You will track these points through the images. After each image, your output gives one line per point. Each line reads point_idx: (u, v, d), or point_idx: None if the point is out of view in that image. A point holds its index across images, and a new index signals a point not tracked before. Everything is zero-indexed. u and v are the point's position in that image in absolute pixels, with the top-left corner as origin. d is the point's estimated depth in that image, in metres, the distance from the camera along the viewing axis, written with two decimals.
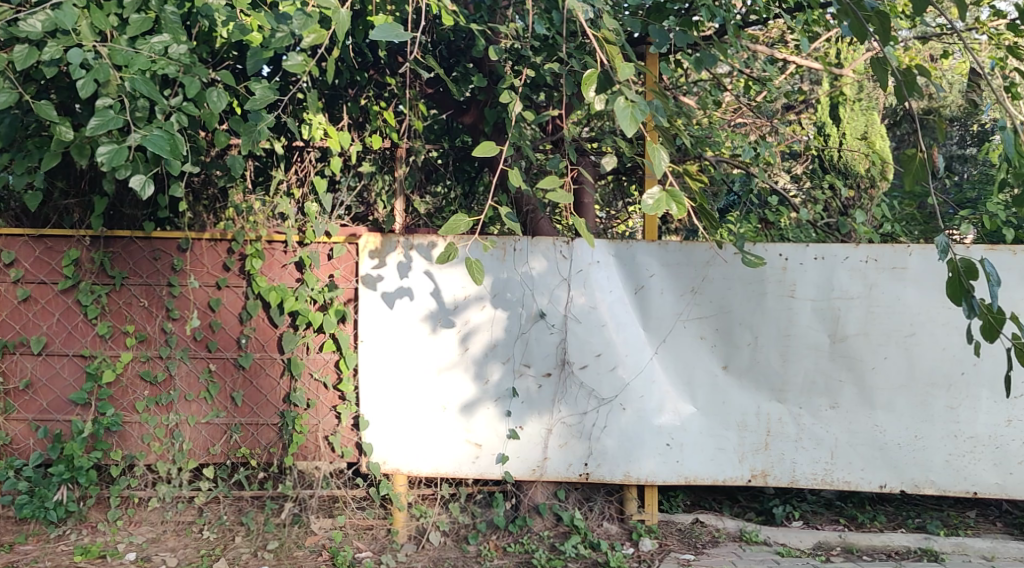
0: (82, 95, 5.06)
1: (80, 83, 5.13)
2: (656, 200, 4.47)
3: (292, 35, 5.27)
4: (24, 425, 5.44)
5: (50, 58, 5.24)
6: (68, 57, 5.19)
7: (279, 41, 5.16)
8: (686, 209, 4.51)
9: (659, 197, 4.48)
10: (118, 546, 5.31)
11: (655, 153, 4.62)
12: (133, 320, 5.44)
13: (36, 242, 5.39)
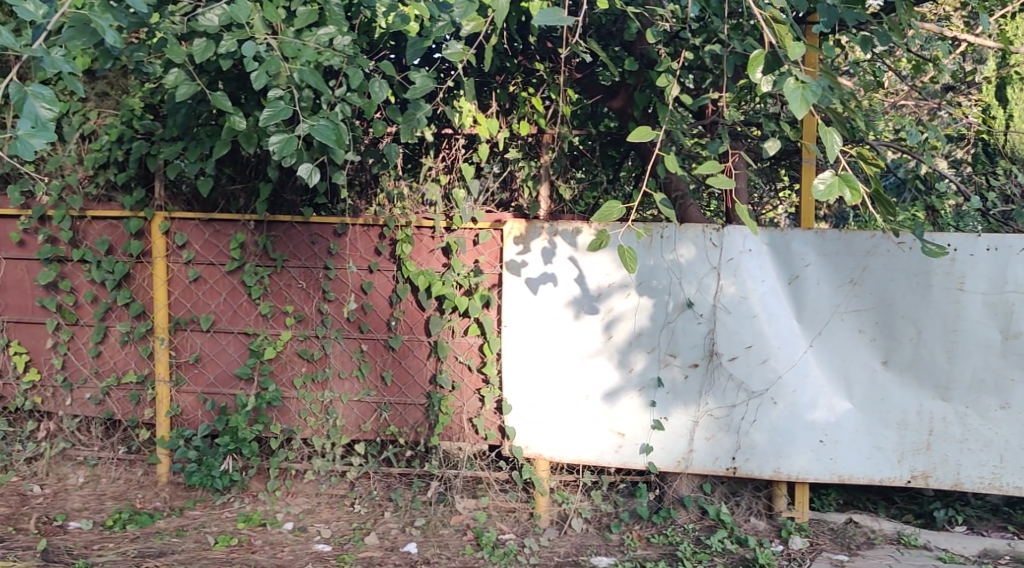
0: (256, 88, 5.32)
1: (254, 75, 5.37)
2: (828, 185, 4.27)
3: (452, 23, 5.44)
4: (194, 397, 5.78)
5: (226, 51, 5.49)
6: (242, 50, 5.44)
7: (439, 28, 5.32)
8: (861, 195, 4.29)
9: (832, 182, 4.29)
10: (277, 515, 5.64)
11: (827, 137, 4.44)
12: (293, 300, 5.71)
13: (205, 225, 5.71)
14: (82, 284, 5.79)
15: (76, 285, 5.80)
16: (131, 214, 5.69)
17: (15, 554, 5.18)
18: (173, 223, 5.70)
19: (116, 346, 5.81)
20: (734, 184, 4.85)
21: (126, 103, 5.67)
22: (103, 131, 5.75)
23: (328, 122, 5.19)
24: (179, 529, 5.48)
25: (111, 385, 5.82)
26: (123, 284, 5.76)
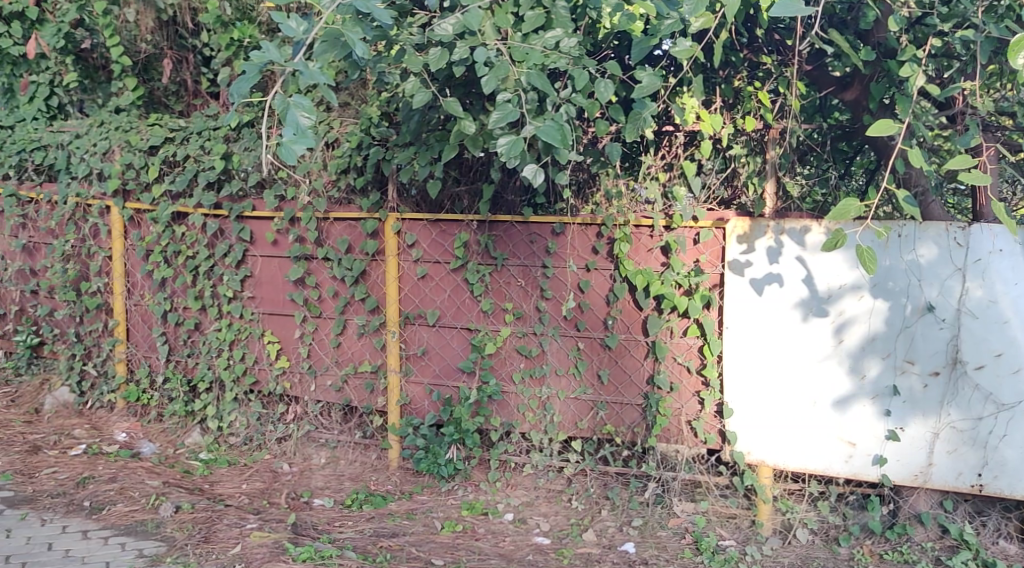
0: (486, 92, 5.43)
1: (484, 80, 5.50)
2: None
3: (682, 20, 5.32)
4: (421, 388, 6.10)
5: (460, 58, 5.60)
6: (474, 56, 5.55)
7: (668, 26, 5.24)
8: None
9: None
10: (498, 505, 5.84)
11: None
12: (512, 298, 5.88)
13: (432, 226, 6.01)
14: (325, 280, 6.25)
15: (320, 281, 6.26)
16: (368, 215, 6.07)
17: (270, 525, 5.63)
18: (404, 223, 6.04)
19: (353, 337, 6.23)
20: (986, 181, 4.61)
21: (366, 112, 6.13)
22: (344, 140, 6.26)
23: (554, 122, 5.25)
24: (409, 512, 5.80)
25: (349, 373, 6.24)
26: (360, 280, 6.17)
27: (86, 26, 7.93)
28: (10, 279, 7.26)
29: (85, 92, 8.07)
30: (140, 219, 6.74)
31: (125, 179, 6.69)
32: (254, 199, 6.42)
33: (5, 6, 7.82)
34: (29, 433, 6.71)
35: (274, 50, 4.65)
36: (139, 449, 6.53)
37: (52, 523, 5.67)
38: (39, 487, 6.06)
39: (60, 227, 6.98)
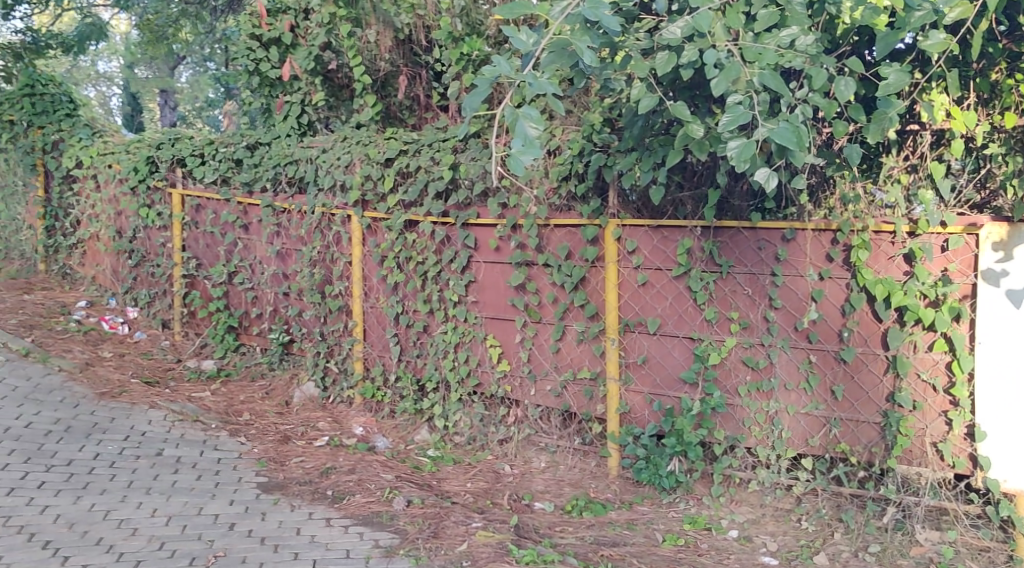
0: (715, 95, 5.17)
1: (713, 82, 5.18)
2: None
3: (935, 11, 4.84)
4: (641, 397, 6.03)
5: (689, 62, 5.37)
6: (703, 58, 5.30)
7: (919, 20, 4.82)
8: None
9: None
10: (722, 521, 5.67)
11: None
12: (738, 307, 5.69)
13: (654, 231, 5.90)
14: (545, 286, 6.33)
15: (540, 286, 6.35)
16: (588, 222, 6.07)
17: (494, 525, 5.74)
18: (625, 229, 5.98)
19: (572, 344, 6.26)
20: None
21: (589, 119, 6.15)
22: (566, 147, 6.28)
23: (787, 123, 4.95)
24: (629, 522, 5.74)
25: (568, 380, 6.27)
26: (580, 286, 6.18)
27: (333, 48, 8.52)
28: (266, 283, 7.91)
29: (330, 109, 8.78)
30: (376, 227, 7.13)
31: (364, 190, 7.14)
32: (478, 207, 6.62)
33: (264, 32, 8.56)
34: (280, 423, 7.32)
35: (503, 63, 4.68)
36: (374, 443, 6.93)
37: (300, 509, 6.05)
38: (288, 474, 6.52)
39: (309, 235, 7.57)
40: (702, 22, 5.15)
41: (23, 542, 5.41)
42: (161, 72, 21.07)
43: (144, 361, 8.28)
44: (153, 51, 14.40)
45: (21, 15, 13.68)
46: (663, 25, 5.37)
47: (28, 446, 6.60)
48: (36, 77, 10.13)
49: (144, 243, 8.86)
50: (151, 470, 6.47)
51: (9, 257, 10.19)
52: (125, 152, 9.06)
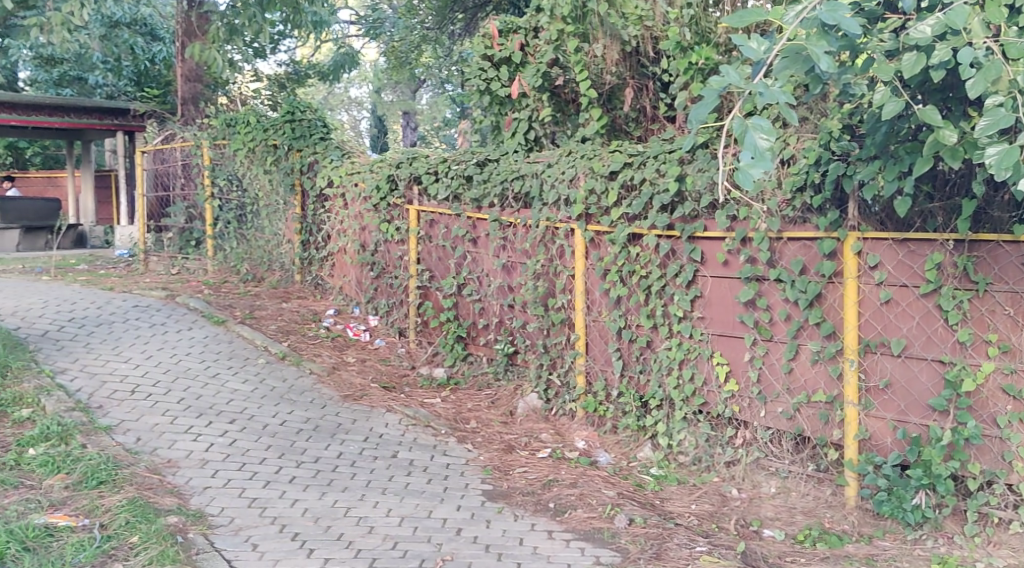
0: (970, 98, 4.68)
1: (969, 83, 4.69)
2: None
3: None
4: (883, 423, 5.63)
5: (940, 62, 4.89)
6: (958, 58, 4.80)
7: None
8: None
9: None
10: (977, 564, 5.15)
11: None
12: (997, 328, 5.21)
13: (899, 245, 5.51)
14: (777, 303, 6.04)
15: (771, 303, 6.07)
16: (825, 235, 5.73)
17: (720, 551, 5.51)
18: (866, 243, 5.62)
19: (807, 364, 5.94)
20: None
21: (826, 126, 5.76)
22: (801, 156, 5.93)
23: None
24: (868, 557, 5.34)
25: (802, 402, 5.97)
26: (816, 302, 5.86)
27: (561, 64, 8.55)
28: (493, 295, 8.04)
29: (557, 125, 8.77)
30: (599, 240, 7.11)
31: (588, 204, 7.10)
32: (706, 219, 6.42)
33: (496, 52, 8.74)
34: (505, 432, 7.40)
35: (733, 72, 4.47)
36: (596, 457, 6.86)
37: (523, 519, 6.05)
38: (513, 484, 6.56)
39: (533, 248, 7.64)
40: (957, 18, 4.69)
41: (275, 532, 5.72)
42: (405, 94, 22.00)
43: (383, 367, 8.62)
44: (399, 78, 15.23)
45: (287, 48, 15.70)
46: (911, 25, 4.94)
47: (282, 442, 7.00)
48: (296, 103, 10.61)
49: (383, 256, 9.26)
50: (387, 471, 6.69)
51: (271, 268, 10.84)
52: (370, 171, 9.43)
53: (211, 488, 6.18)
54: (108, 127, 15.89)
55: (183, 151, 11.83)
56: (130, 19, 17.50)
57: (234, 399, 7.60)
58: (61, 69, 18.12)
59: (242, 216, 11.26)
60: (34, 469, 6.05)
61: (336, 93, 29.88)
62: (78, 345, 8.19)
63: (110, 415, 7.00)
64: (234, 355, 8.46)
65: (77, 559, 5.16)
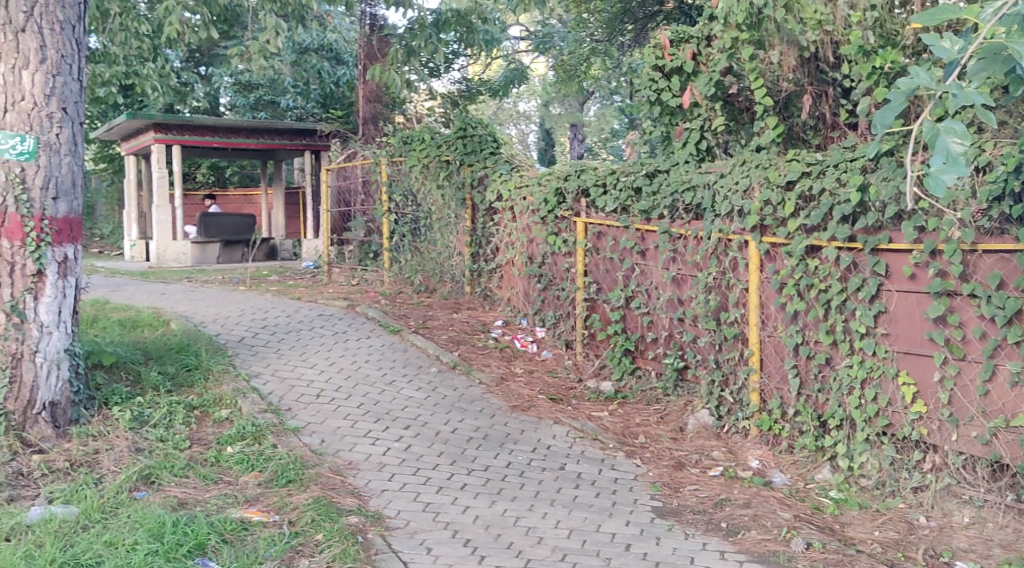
0: None
1: None
2: None
3: None
4: None
5: None
6: None
7: None
8: None
9: None
10: None
11: None
12: None
13: None
14: (971, 319, 5.70)
15: (964, 320, 5.72)
16: None
17: None
18: None
19: (1005, 387, 5.57)
20: None
21: None
22: (999, 163, 5.55)
23: None
24: None
25: (1000, 426, 5.59)
26: (1015, 320, 5.49)
27: (734, 72, 8.39)
28: (662, 308, 7.90)
29: (730, 134, 8.57)
30: (775, 252, 6.90)
31: (763, 216, 6.89)
32: (891, 231, 6.11)
33: (667, 62, 8.58)
34: (674, 449, 7.24)
35: (922, 71, 4.20)
36: (771, 478, 6.62)
37: (694, 538, 5.89)
38: (683, 502, 6.41)
39: (704, 261, 7.48)
40: None
41: (448, 537, 5.79)
42: (574, 106, 22.08)
43: (550, 379, 8.62)
44: (568, 90, 15.30)
45: (461, 65, 15.99)
46: None
47: (454, 449, 7.09)
48: (468, 120, 10.90)
49: (551, 268, 9.27)
50: (555, 483, 6.67)
51: (442, 279, 11.03)
52: (538, 184, 9.43)
53: (388, 491, 6.33)
54: (298, 147, 16.71)
55: (363, 168, 12.27)
56: (316, 45, 18.38)
57: (409, 406, 7.76)
58: (256, 94, 19.22)
59: (416, 229, 11.48)
60: (231, 466, 6.39)
61: (506, 108, 30.38)
62: (269, 351, 8.56)
63: (298, 417, 7.27)
64: (408, 363, 8.65)
65: (269, 551, 5.37)
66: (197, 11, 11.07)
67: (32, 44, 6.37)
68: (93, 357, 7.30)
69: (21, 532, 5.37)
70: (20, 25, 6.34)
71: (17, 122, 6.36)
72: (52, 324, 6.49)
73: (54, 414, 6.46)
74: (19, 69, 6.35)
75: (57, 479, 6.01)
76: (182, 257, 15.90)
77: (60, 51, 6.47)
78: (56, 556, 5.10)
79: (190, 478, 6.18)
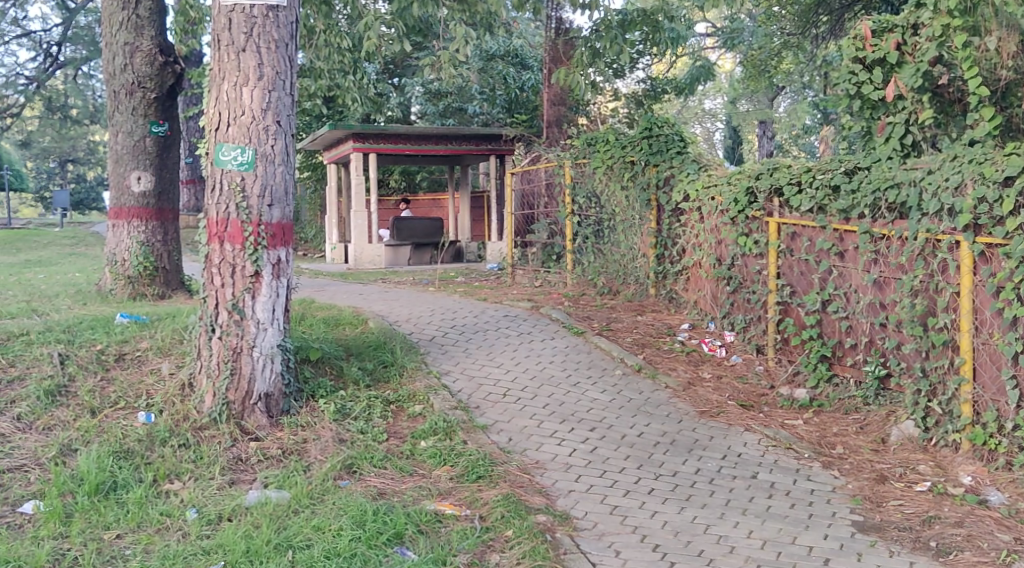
0: None
1: None
2: None
3: None
4: None
5: None
6: None
7: None
8: None
9: None
10: None
11: None
12: None
13: None
14: None
15: None
16: None
17: None
18: None
19: None
20: None
21: None
22: None
23: None
24: None
25: None
26: None
27: (944, 63, 7.94)
28: (862, 312, 7.51)
29: (939, 128, 8.05)
30: (991, 253, 6.44)
31: (977, 214, 6.43)
32: None
33: (869, 53, 8.16)
34: (876, 461, 6.85)
35: None
36: (986, 496, 6.17)
37: (900, 556, 5.55)
38: (887, 517, 6.03)
39: (910, 263, 7.04)
40: None
41: (637, 542, 5.66)
42: (763, 104, 21.46)
43: (740, 385, 8.34)
44: (757, 87, 14.84)
45: (643, 67, 15.80)
46: None
47: (640, 453, 6.95)
48: (653, 118, 10.59)
49: (741, 270, 8.98)
50: (747, 492, 6.41)
51: (626, 281, 10.90)
52: (727, 184, 9.15)
53: (575, 492, 6.25)
54: (483, 152, 16.97)
55: (547, 171, 12.28)
56: (502, 51, 18.86)
57: (595, 408, 7.67)
58: (444, 101, 19.64)
59: (599, 231, 11.36)
60: (425, 459, 6.48)
61: (693, 105, 29.91)
62: (458, 350, 8.66)
63: (486, 415, 7.30)
64: (593, 365, 8.56)
65: (462, 545, 5.45)
66: (393, 25, 11.48)
67: (251, 62, 6.69)
68: (300, 353, 7.56)
69: (241, 513, 5.72)
70: (241, 45, 6.68)
71: (238, 136, 6.70)
72: (267, 322, 6.76)
73: (268, 405, 6.76)
74: (239, 86, 6.69)
75: (270, 465, 6.34)
76: (378, 259, 16.71)
77: (275, 68, 6.75)
78: (272, 537, 5.40)
79: (388, 469, 6.33)
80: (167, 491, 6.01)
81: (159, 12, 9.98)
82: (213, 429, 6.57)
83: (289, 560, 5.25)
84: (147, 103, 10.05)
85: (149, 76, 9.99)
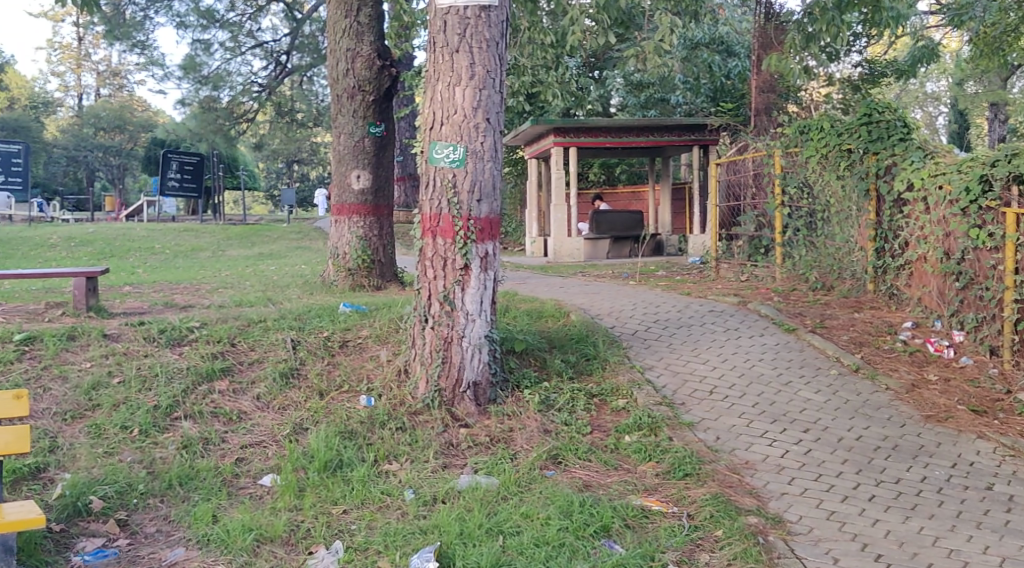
0: None
1: None
2: None
3: None
4: None
5: None
6: None
7: None
8: None
9: None
10: None
11: None
12: None
13: None
14: None
15: None
16: None
17: None
18: None
19: None
20: None
21: None
22: None
23: None
24: None
25: None
26: None
27: None
28: None
29: None
30: None
31: None
32: None
33: None
34: None
35: None
36: None
37: None
38: None
39: None
40: None
41: (857, 550, 5.33)
42: (995, 84, 19.93)
43: (971, 388, 7.75)
44: (989, 66, 13.76)
45: (860, 47, 14.97)
46: None
47: (860, 458, 6.55)
48: (874, 104, 10.02)
49: (973, 265, 8.33)
50: (981, 504, 5.93)
51: (842, 276, 10.37)
52: (956, 172, 8.58)
53: (789, 495, 5.96)
54: (686, 143, 16.62)
55: (756, 161, 11.87)
56: (708, 39, 18.43)
57: (808, 409, 7.31)
58: (648, 93, 19.41)
59: (812, 223, 10.84)
60: (630, 454, 6.38)
61: (914, 89, 28.26)
62: (663, 345, 8.48)
63: (692, 412, 7.09)
64: (806, 363, 8.17)
65: (670, 542, 5.31)
66: (599, 18, 11.38)
67: (464, 62, 6.75)
68: (506, 343, 7.60)
69: (454, 496, 5.79)
70: (455, 46, 6.75)
71: (450, 134, 6.78)
72: (476, 313, 6.82)
73: (476, 393, 6.83)
74: (453, 86, 6.76)
75: (480, 452, 6.40)
76: (577, 252, 16.57)
77: (486, 67, 6.78)
78: (484, 522, 5.44)
79: (593, 462, 6.26)
80: (387, 471, 6.17)
81: (377, 19, 10.38)
82: (427, 414, 6.68)
83: (501, 545, 5.26)
84: (367, 105, 10.42)
85: (368, 81, 10.39)
